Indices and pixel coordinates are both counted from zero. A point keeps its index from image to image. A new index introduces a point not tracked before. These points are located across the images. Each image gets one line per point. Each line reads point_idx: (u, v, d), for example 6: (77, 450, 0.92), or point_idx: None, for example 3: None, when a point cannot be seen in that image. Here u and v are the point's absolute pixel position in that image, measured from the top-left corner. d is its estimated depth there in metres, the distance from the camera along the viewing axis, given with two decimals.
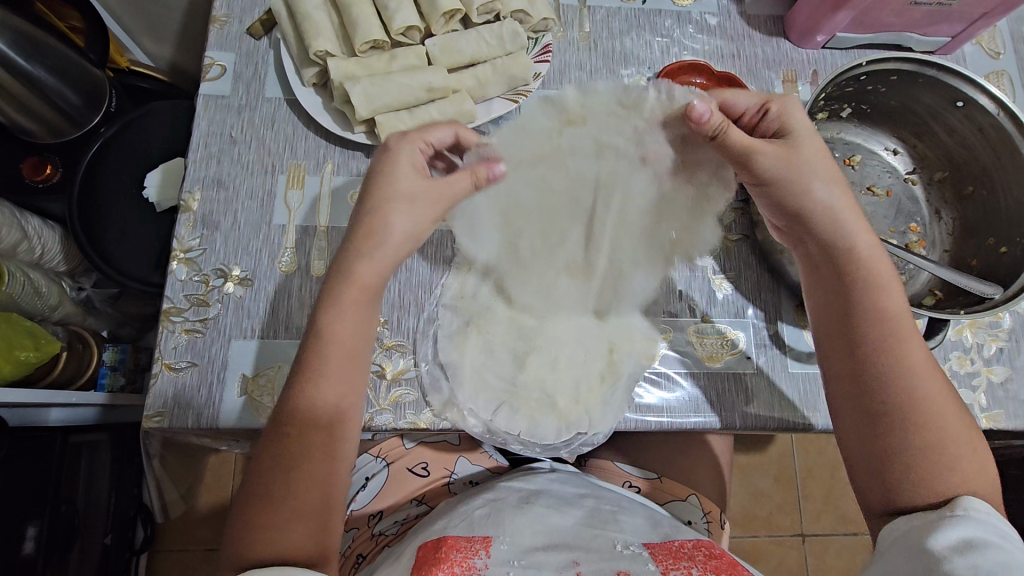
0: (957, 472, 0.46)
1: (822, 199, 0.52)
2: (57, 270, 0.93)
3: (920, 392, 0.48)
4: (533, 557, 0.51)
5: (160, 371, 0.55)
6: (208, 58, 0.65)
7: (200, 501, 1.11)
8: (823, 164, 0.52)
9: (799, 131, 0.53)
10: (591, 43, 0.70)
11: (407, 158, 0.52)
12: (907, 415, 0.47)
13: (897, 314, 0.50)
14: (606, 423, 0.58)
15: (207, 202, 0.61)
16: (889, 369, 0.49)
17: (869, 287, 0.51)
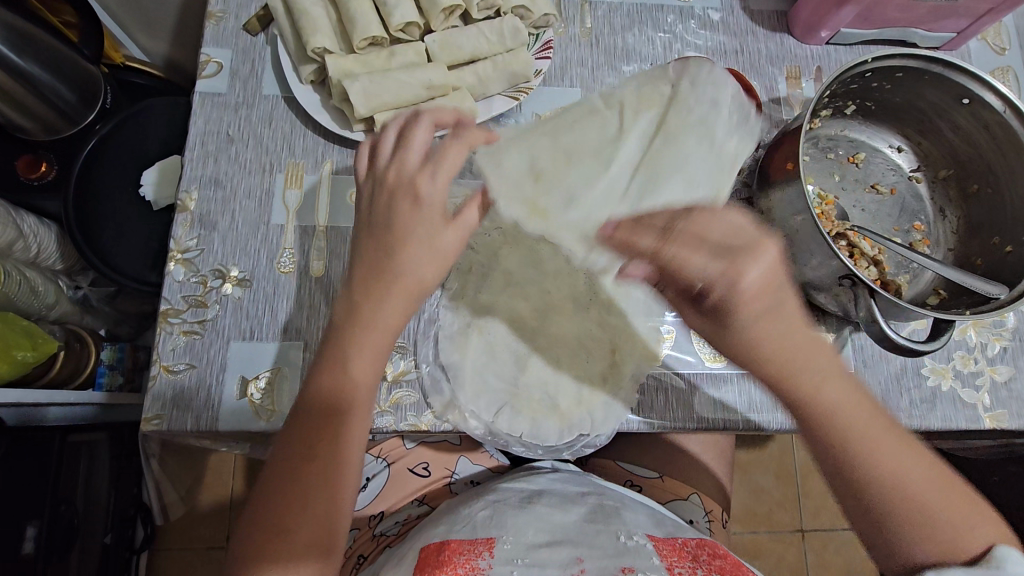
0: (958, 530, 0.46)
1: (779, 353, 0.45)
2: (54, 269, 0.92)
3: (911, 478, 0.47)
4: (536, 554, 0.51)
5: (157, 373, 0.54)
6: (205, 55, 0.64)
7: (198, 503, 1.10)
8: (778, 312, 0.45)
9: (751, 289, 0.43)
10: (592, 38, 0.69)
11: (434, 198, 0.49)
12: (896, 498, 0.47)
13: (854, 405, 0.46)
14: (608, 425, 0.58)
15: (204, 201, 0.60)
16: (874, 467, 0.47)
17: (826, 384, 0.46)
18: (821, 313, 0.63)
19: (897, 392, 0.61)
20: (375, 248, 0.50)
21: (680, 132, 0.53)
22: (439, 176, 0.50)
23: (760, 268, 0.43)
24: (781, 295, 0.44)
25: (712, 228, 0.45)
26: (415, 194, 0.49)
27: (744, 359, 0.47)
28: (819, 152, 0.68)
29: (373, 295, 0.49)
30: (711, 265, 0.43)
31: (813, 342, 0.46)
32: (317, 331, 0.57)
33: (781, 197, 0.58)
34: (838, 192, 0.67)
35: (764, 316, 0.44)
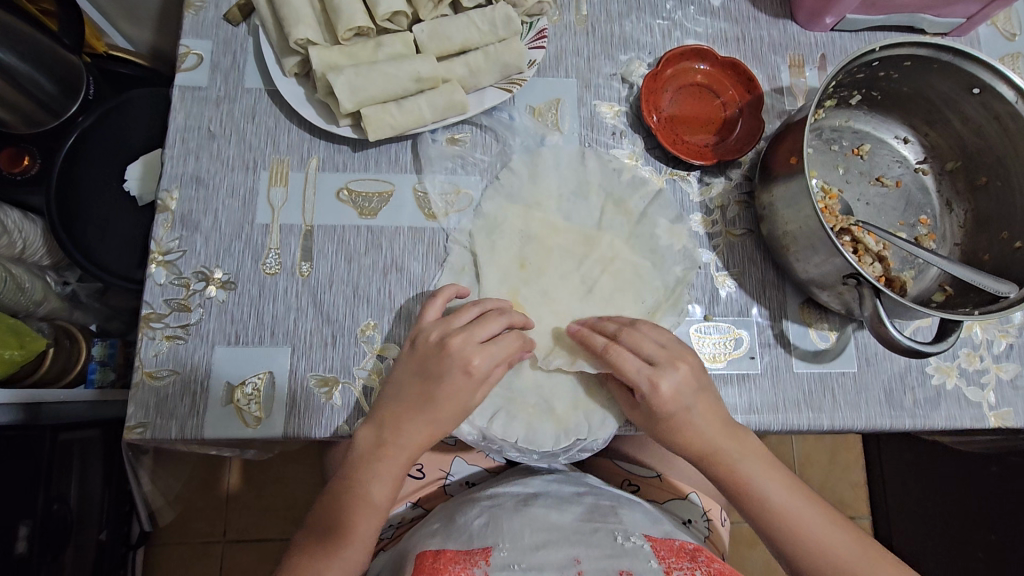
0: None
1: (696, 445, 0.53)
2: (41, 265, 0.89)
3: (845, 563, 0.50)
4: (533, 558, 0.50)
5: (140, 380, 0.53)
6: (184, 47, 0.61)
7: (214, 490, 1.10)
8: (693, 411, 0.52)
9: (665, 393, 0.51)
10: (588, 26, 0.67)
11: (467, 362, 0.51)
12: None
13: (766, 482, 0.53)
14: (605, 429, 0.56)
15: (186, 200, 0.58)
16: (807, 553, 0.51)
17: (738, 463, 0.53)
18: (824, 310, 0.62)
19: (902, 390, 0.60)
20: (413, 392, 0.51)
21: (649, 242, 0.62)
22: (493, 356, 0.52)
23: (674, 379, 0.52)
24: (698, 395, 0.52)
25: (643, 344, 0.53)
26: (468, 368, 0.51)
27: (671, 447, 0.54)
28: (822, 145, 0.66)
29: (398, 428, 0.51)
30: (641, 371, 0.52)
31: (733, 440, 0.53)
32: (305, 334, 0.56)
33: (784, 191, 0.56)
34: (841, 186, 0.65)
35: (679, 415, 0.52)
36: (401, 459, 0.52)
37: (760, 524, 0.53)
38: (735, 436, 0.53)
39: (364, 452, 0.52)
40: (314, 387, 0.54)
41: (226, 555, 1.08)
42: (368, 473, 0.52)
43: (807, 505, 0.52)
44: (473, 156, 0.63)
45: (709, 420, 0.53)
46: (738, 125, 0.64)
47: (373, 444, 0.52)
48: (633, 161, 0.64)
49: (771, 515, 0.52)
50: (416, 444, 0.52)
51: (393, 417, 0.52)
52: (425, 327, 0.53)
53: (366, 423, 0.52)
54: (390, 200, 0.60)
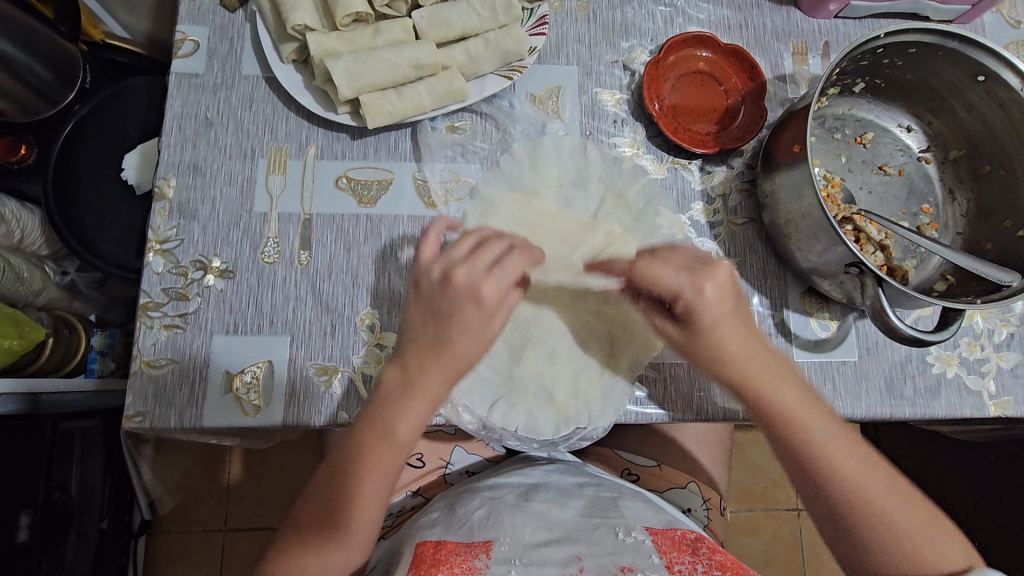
0: (924, 564, 0.48)
1: (736, 367, 0.50)
2: (40, 255, 0.89)
3: (881, 503, 0.50)
4: (534, 554, 0.50)
5: (138, 369, 0.53)
6: (180, 33, 0.61)
7: (212, 480, 1.10)
8: (735, 330, 0.49)
9: (710, 298, 0.48)
10: (589, 13, 0.66)
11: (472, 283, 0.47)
12: (867, 518, 0.50)
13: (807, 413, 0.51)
14: (605, 418, 0.56)
15: (183, 188, 0.58)
16: (843, 487, 0.50)
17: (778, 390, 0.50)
18: (825, 300, 0.61)
19: (902, 379, 0.60)
20: (427, 333, 0.49)
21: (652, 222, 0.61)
22: (500, 283, 0.48)
23: (717, 282, 0.48)
24: (734, 306, 0.49)
25: (674, 256, 0.50)
26: (477, 297, 0.47)
27: (710, 371, 0.51)
28: (825, 133, 0.65)
29: (421, 368, 0.49)
30: (681, 279, 0.48)
31: (774, 364, 0.51)
32: (304, 324, 0.55)
33: (786, 180, 0.56)
34: (844, 174, 0.65)
35: (722, 327, 0.49)
36: (428, 398, 0.49)
37: (800, 459, 0.51)
38: (777, 366, 0.51)
39: (392, 389, 0.50)
40: (314, 376, 0.54)
41: (227, 544, 1.08)
42: (394, 412, 0.49)
43: (851, 442, 0.51)
44: (473, 144, 0.62)
45: (745, 337, 0.50)
46: (740, 113, 0.63)
47: (399, 383, 0.49)
48: (634, 150, 0.64)
49: (813, 450, 0.50)
50: (445, 382, 0.49)
51: (414, 356, 0.49)
52: (424, 265, 0.49)
53: (392, 363, 0.50)
54: (389, 188, 0.60)
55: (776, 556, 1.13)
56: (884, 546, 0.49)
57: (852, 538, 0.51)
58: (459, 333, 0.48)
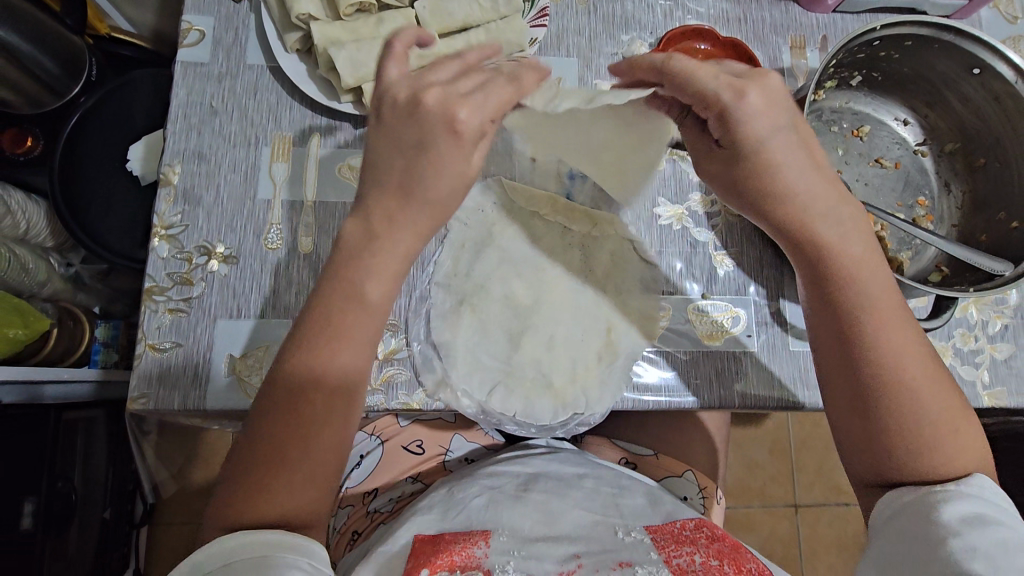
0: (948, 451, 0.45)
1: (793, 195, 0.48)
2: (44, 246, 0.90)
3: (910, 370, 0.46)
4: (533, 548, 0.51)
5: (143, 352, 0.54)
6: (186, 23, 0.62)
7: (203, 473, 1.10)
8: (789, 147, 0.47)
9: (756, 105, 0.45)
10: (589, 5, 0.67)
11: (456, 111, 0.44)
12: (891, 384, 0.46)
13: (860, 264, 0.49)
14: (603, 404, 0.57)
15: (188, 175, 0.58)
16: (878, 352, 0.47)
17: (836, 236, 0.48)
18: None
19: None
20: (397, 166, 0.46)
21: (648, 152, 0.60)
22: (480, 108, 0.44)
23: (761, 91, 0.46)
24: (785, 122, 0.47)
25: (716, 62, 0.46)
26: (454, 125, 0.44)
27: (755, 172, 0.48)
28: (822, 125, 0.66)
29: (391, 226, 0.46)
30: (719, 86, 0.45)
31: (827, 199, 0.49)
32: None
33: None
34: (841, 166, 0.65)
35: (773, 142, 0.47)
36: (396, 252, 0.47)
37: (841, 312, 0.48)
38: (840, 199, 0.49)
39: (352, 248, 0.47)
40: None
41: None
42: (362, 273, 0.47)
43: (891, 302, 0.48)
44: None
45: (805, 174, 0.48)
46: None
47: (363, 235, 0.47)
48: None
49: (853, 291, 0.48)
50: (412, 233, 0.47)
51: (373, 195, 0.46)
52: (394, 84, 0.46)
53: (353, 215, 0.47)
54: None
55: (774, 551, 1.13)
56: (905, 415, 0.46)
57: (871, 413, 0.47)
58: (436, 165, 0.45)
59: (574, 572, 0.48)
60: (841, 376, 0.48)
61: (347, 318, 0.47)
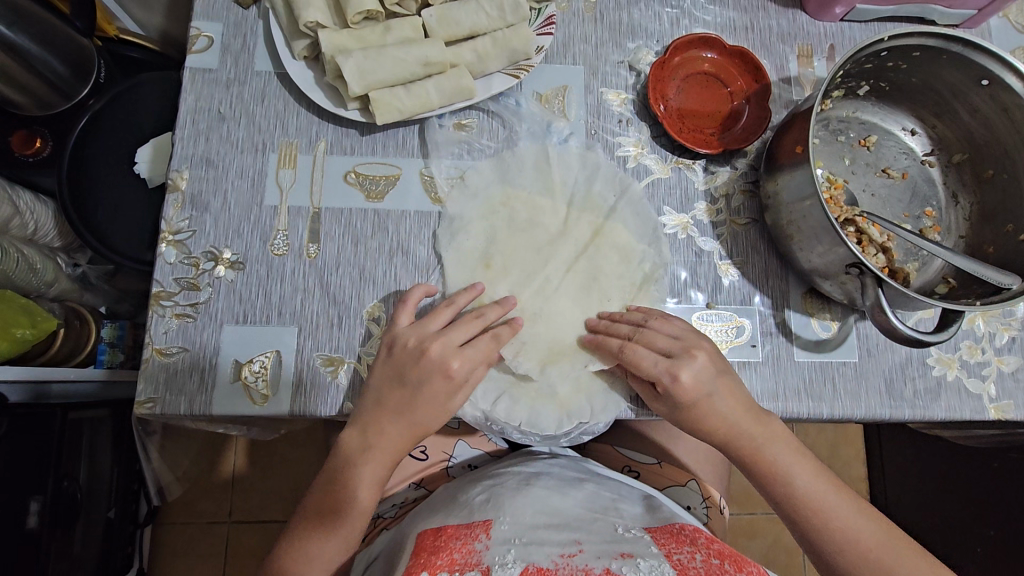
0: None
1: (705, 413, 0.54)
2: (52, 247, 0.90)
3: (876, 549, 0.51)
4: (535, 534, 0.51)
5: (150, 356, 0.54)
6: (195, 29, 0.62)
7: (213, 475, 1.11)
8: (711, 399, 0.53)
9: (687, 382, 0.53)
10: (596, 14, 0.67)
11: (441, 362, 0.53)
12: (859, 568, 0.51)
13: (775, 448, 0.54)
14: (608, 412, 0.57)
15: (196, 180, 0.59)
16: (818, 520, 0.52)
17: (753, 424, 0.54)
18: (826, 301, 0.62)
19: (902, 380, 0.60)
20: (395, 397, 0.53)
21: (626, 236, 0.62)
22: (470, 359, 0.54)
23: (705, 350, 0.55)
24: (720, 381, 0.54)
25: (659, 332, 0.55)
26: (446, 372, 0.53)
27: (700, 434, 0.55)
28: (829, 135, 0.66)
29: (380, 429, 0.53)
30: (659, 366, 0.53)
31: (756, 427, 0.54)
32: (311, 316, 0.56)
33: (789, 180, 0.56)
34: (847, 176, 0.65)
35: (699, 398, 0.53)
36: (384, 460, 0.54)
37: (773, 491, 0.54)
38: (759, 422, 0.54)
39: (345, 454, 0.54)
40: (320, 366, 0.55)
41: (231, 535, 1.09)
42: (351, 478, 0.54)
43: (835, 490, 0.54)
44: (479, 142, 0.63)
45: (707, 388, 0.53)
46: (745, 114, 0.64)
47: (359, 447, 0.53)
48: (639, 149, 0.64)
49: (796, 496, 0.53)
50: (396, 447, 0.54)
51: (374, 421, 0.53)
52: (400, 331, 0.54)
53: (352, 426, 0.54)
54: (397, 183, 0.61)
55: (777, 559, 1.13)
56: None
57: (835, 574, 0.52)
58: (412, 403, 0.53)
59: (575, 555, 0.48)
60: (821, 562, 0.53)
61: (337, 494, 0.54)
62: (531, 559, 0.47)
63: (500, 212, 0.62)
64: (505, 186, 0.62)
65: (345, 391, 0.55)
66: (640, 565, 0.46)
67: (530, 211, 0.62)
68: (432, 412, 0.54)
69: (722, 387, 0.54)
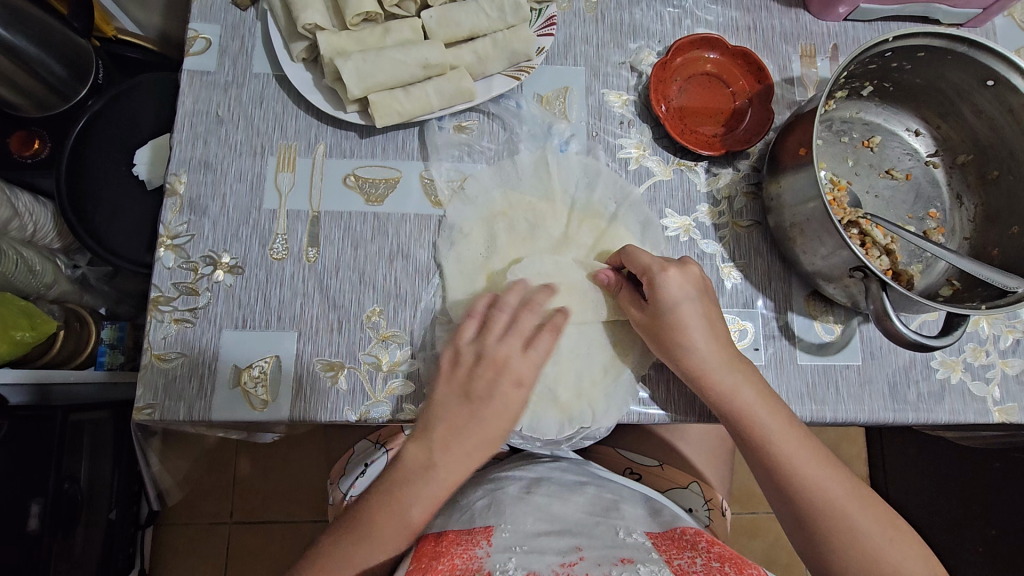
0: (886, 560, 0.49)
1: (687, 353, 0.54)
2: (52, 248, 0.90)
3: (841, 502, 0.51)
4: (535, 542, 0.51)
5: (149, 362, 0.54)
6: (192, 31, 0.61)
7: (214, 475, 1.11)
8: (695, 319, 0.54)
9: (673, 285, 0.53)
10: (597, 14, 0.66)
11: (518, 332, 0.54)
12: (833, 528, 0.50)
13: (751, 404, 0.53)
14: (609, 418, 0.56)
15: (194, 184, 0.58)
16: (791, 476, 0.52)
17: (729, 375, 0.54)
18: (829, 303, 0.61)
19: (905, 383, 0.60)
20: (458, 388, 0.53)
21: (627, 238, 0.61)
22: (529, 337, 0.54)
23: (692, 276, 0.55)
24: (700, 308, 0.55)
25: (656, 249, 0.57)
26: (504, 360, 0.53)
27: (680, 359, 0.54)
28: (833, 136, 0.65)
29: (447, 445, 0.52)
30: (653, 259, 0.55)
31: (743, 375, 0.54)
32: (312, 320, 0.56)
33: (793, 182, 0.55)
34: (851, 177, 0.65)
35: (683, 307, 0.54)
36: (454, 476, 0.52)
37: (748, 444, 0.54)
38: (733, 368, 0.54)
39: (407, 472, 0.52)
40: (320, 371, 0.55)
41: (232, 535, 1.09)
42: (409, 493, 0.51)
43: (808, 444, 0.53)
44: (479, 144, 0.63)
45: (686, 310, 0.54)
46: (747, 116, 0.63)
47: (421, 466, 0.52)
48: (641, 151, 0.64)
49: (762, 444, 0.53)
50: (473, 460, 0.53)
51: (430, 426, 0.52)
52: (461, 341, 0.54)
53: (416, 441, 0.52)
54: (397, 186, 0.60)
55: (777, 559, 1.13)
56: (846, 543, 0.50)
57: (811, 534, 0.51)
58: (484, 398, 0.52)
59: (575, 563, 0.48)
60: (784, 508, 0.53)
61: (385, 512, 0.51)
62: (532, 567, 0.47)
63: (502, 213, 0.61)
64: (506, 186, 0.62)
65: (344, 396, 0.54)
66: (640, 571, 0.46)
67: (532, 215, 0.61)
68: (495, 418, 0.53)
69: (700, 322, 0.54)
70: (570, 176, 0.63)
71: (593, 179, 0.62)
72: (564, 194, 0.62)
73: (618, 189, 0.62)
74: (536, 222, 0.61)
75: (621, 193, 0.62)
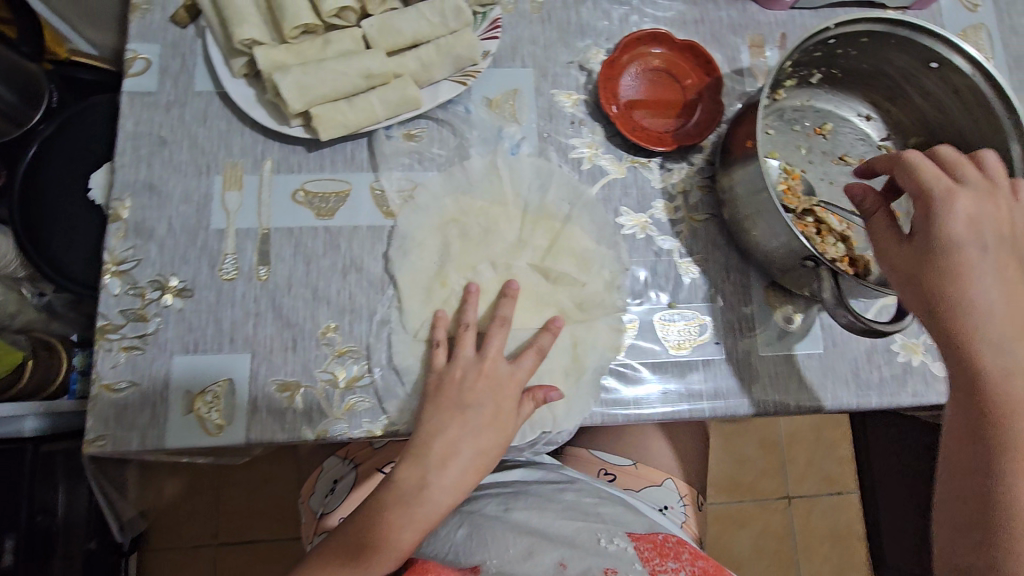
0: None
1: (967, 291, 0.46)
2: (14, 275, 0.84)
3: None
4: (521, 565, 0.51)
5: (98, 392, 0.52)
6: (130, 51, 0.60)
7: (196, 497, 1.09)
8: (981, 258, 0.46)
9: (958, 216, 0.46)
10: (543, 14, 0.66)
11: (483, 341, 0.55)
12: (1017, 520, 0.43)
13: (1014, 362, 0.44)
14: (570, 420, 0.56)
15: (139, 208, 0.57)
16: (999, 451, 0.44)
17: (1004, 325, 0.45)
18: (788, 293, 0.61)
19: (868, 368, 0.60)
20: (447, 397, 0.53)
21: (580, 240, 0.61)
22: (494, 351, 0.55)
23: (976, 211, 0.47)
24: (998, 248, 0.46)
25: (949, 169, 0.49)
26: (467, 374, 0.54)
27: (933, 288, 0.46)
28: (784, 125, 0.65)
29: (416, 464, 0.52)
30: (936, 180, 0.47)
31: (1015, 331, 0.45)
32: (266, 340, 0.55)
33: (743, 174, 0.55)
34: (805, 166, 0.64)
35: (965, 248, 0.46)
36: (444, 501, 0.52)
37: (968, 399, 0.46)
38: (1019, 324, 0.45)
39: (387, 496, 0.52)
40: (275, 392, 0.54)
41: (217, 558, 1.08)
42: (402, 517, 0.51)
43: None
44: (430, 151, 0.62)
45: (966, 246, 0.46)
46: (698, 109, 0.63)
47: (416, 487, 0.52)
48: (593, 150, 0.63)
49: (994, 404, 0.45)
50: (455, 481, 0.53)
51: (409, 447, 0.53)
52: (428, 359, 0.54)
53: (408, 463, 0.52)
54: (347, 200, 0.59)
55: (767, 547, 1.13)
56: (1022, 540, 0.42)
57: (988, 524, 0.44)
58: (457, 408, 0.53)
59: None
60: (954, 476, 0.46)
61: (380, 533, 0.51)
62: None
63: (455, 220, 0.60)
64: (458, 194, 0.61)
65: (301, 416, 0.54)
66: None
67: (486, 220, 0.61)
68: (474, 439, 0.53)
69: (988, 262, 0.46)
70: (522, 179, 0.62)
71: (545, 181, 0.62)
72: (518, 197, 0.62)
73: (571, 190, 0.62)
74: (491, 227, 0.60)
75: (575, 193, 0.62)
